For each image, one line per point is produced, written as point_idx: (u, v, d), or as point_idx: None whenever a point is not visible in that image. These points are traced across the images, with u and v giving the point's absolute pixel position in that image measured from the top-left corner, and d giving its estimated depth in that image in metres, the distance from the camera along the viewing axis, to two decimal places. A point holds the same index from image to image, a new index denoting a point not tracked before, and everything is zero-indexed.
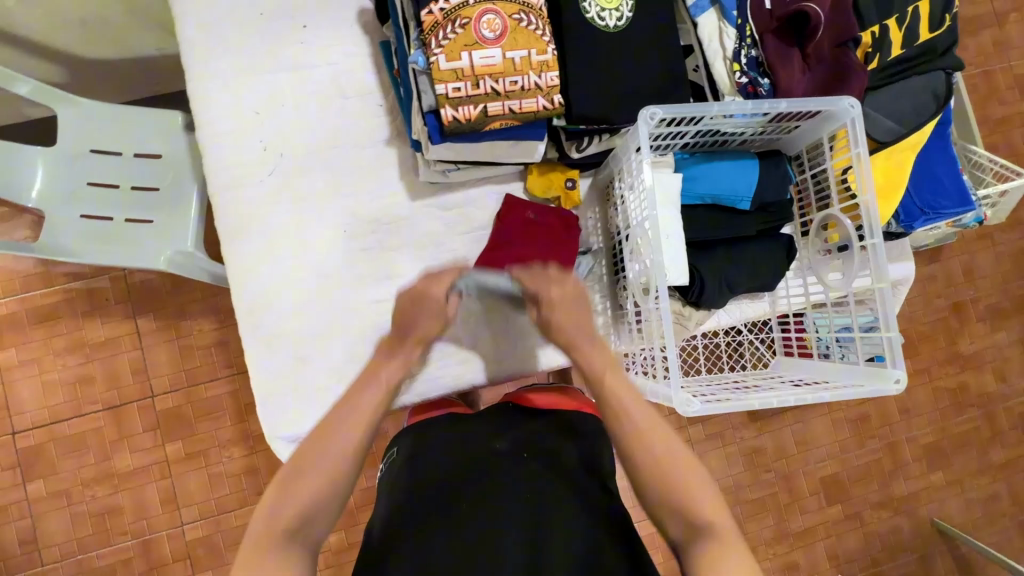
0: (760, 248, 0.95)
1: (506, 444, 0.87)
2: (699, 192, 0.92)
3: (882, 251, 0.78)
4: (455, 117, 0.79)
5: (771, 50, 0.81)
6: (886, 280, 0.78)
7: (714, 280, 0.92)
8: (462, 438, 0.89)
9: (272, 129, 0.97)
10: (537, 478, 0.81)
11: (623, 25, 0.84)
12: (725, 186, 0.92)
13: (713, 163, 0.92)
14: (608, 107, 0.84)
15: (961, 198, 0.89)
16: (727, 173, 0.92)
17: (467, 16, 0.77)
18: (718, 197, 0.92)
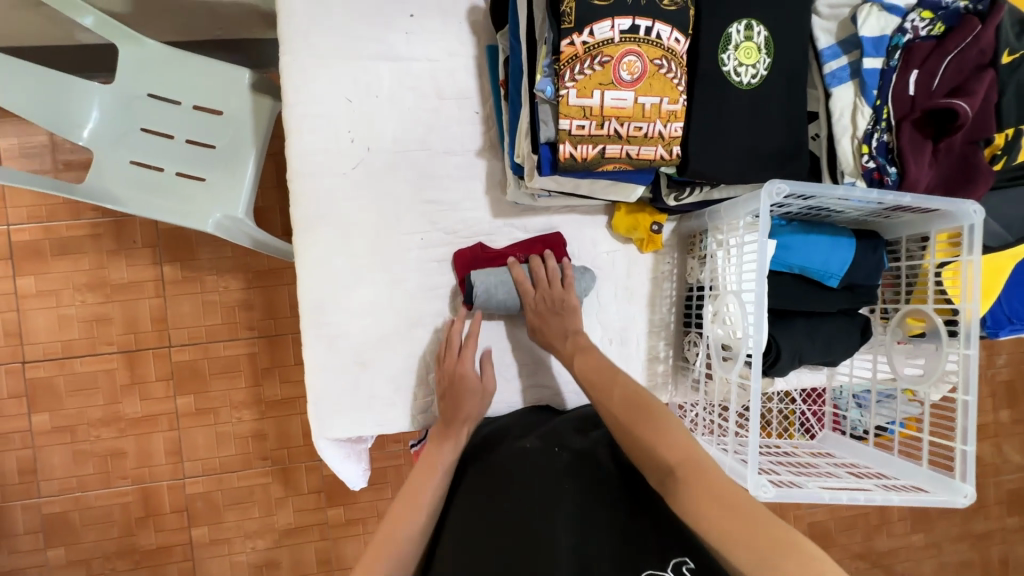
0: (838, 325, 0.93)
1: (534, 441, 0.85)
2: (789, 261, 0.90)
3: (975, 364, 0.78)
4: (572, 154, 0.76)
5: (905, 138, 0.78)
6: (973, 396, 0.78)
7: (792, 351, 0.90)
8: (495, 446, 0.88)
9: (363, 119, 0.93)
10: (570, 470, 0.79)
11: (756, 83, 0.80)
12: (817, 260, 0.90)
13: (810, 236, 0.90)
14: (724, 167, 0.81)
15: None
16: (821, 248, 0.90)
17: (610, 55, 0.71)
18: (808, 270, 0.91)
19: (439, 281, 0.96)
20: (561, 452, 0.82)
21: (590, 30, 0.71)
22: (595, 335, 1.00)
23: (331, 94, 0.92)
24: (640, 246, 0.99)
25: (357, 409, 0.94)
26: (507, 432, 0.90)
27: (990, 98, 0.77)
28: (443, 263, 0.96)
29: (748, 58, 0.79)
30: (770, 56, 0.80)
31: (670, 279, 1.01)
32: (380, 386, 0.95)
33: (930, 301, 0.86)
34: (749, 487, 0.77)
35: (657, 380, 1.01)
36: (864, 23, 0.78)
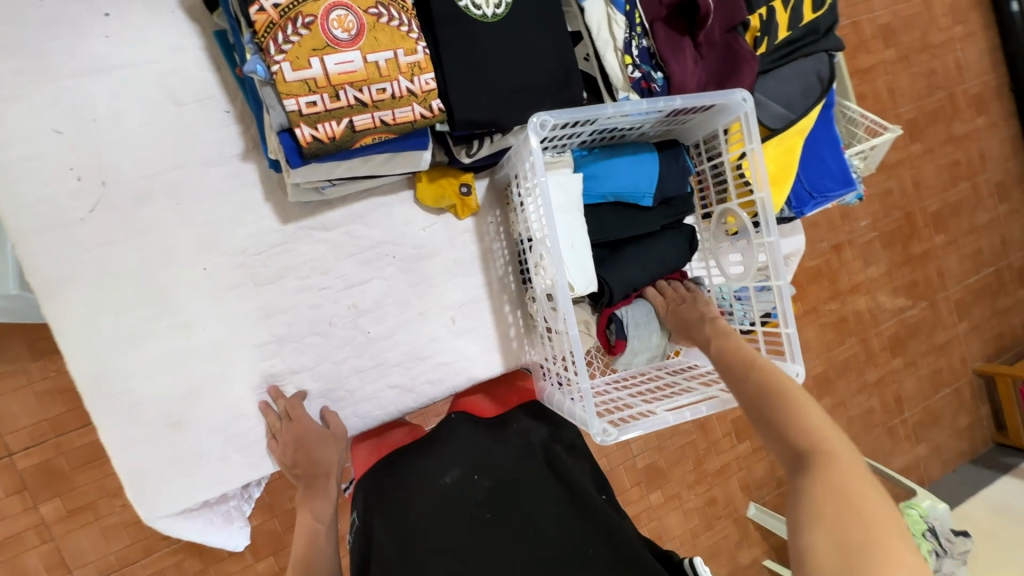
0: (666, 241, 0.91)
1: (453, 473, 0.77)
2: (601, 191, 0.87)
3: (778, 247, 0.80)
4: (315, 136, 0.66)
5: (662, 39, 0.76)
6: (785, 279, 0.80)
7: (622, 279, 0.89)
8: (400, 471, 0.79)
9: (84, 150, 0.78)
10: (494, 497, 0.75)
11: (502, 13, 0.73)
12: (626, 183, 0.87)
13: (613, 160, 0.87)
14: (494, 110, 0.74)
15: (845, 178, 0.91)
16: (627, 169, 0.87)
17: (311, 14, 0.62)
18: (619, 194, 0.88)
19: (241, 310, 0.85)
20: (482, 481, 0.76)
21: None
22: (434, 318, 0.93)
23: (31, 127, 0.75)
24: (455, 213, 0.92)
25: (186, 477, 0.83)
26: (423, 463, 0.79)
27: None
28: (239, 290, 0.85)
29: None
30: None
31: (499, 238, 0.96)
32: (207, 444, 0.83)
33: (734, 197, 0.87)
34: (592, 432, 0.75)
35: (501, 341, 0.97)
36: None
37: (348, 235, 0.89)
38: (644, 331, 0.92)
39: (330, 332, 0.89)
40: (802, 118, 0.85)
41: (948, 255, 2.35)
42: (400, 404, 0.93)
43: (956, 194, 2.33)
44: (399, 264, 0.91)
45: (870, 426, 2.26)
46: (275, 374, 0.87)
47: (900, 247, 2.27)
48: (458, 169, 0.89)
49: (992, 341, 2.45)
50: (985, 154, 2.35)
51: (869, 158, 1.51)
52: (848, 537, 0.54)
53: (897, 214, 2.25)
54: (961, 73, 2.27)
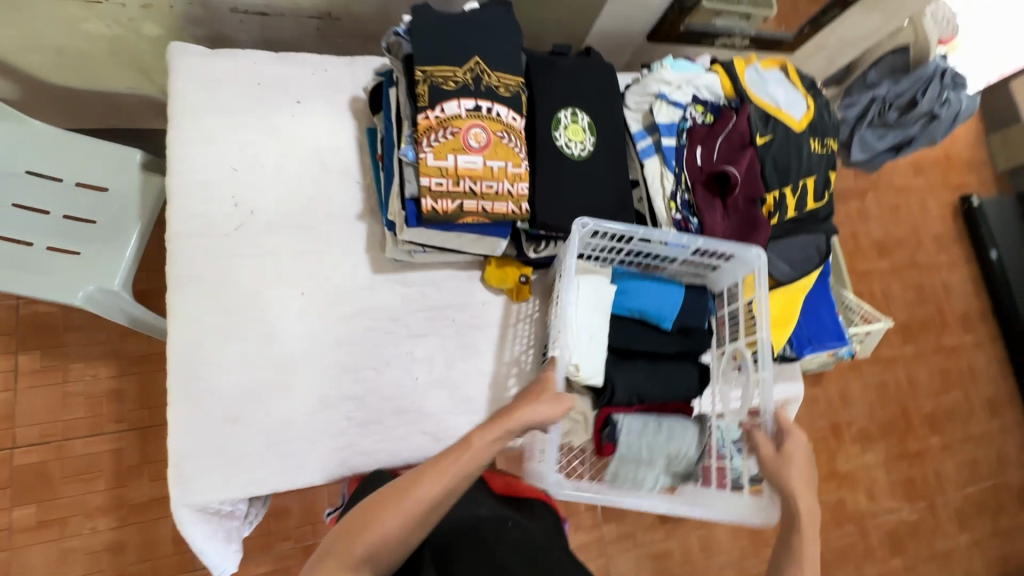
0: (680, 366, 1.06)
1: (488, 509, 0.81)
2: (628, 305, 1.06)
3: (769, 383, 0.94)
4: (433, 207, 0.88)
5: (700, 195, 0.99)
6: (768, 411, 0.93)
7: (629, 383, 1.02)
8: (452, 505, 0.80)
9: (247, 185, 1.00)
10: (524, 545, 0.76)
11: (585, 155, 0.99)
12: (653, 305, 1.05)
13: (645, 285, 1.06)
14: (566, 219, 0.97)
15: (838, 332, 1.09)
16: (655, 294, 1.06)
17: (458, 126, 0.87)
18: (645, 314, 1.06)
19: (317, 332, 0.99)
20: (514, 529, 0.78)
21: (440, 106, 0.86)
22: (473, 380, 1.05)
23: (218, 162, 1.00)
24: (509, 296, 1.10)
25: (223, 472, 0.90)
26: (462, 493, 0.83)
27: (755, 166, 1.01)
28: (321, 317, 1.00)
29: (575, 136, 0.98)
30: (593, 134, 1.00)
31: (538, 326, 1.12)
32: (251, 445, 0.92)
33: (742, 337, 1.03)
34: (546, 483, 0.91)
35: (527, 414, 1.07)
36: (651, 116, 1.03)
37: (421, 293, 1.06)
38: (635, 441, 1.00)
39: (384, 370, 1.01)
40: (803, 276, 1.07)
41: (944, 458, 2.40)
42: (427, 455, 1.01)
43: (949, 400, 2.46)
44: (456, 326, 1.07)
45: None
46: (328, 394, 0.97)
47: (896, 440, 2.35)
48: (522, 263, 1.08)
49: (998, 564, 2.36)
50: (974, 368, 2.53)
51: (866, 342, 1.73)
52: None
53: (893, 407, 2.38)
54: (948, 293, 2.56)
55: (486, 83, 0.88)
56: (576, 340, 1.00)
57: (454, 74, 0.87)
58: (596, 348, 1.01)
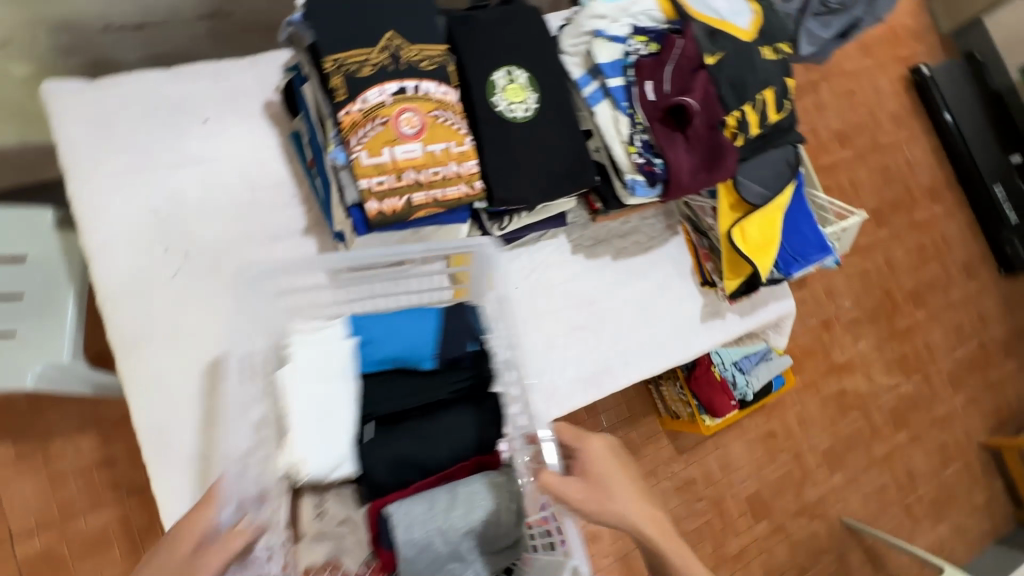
0: (450, 415, 0.84)
1: None
2: (379, 355, 0.87)
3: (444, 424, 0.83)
4: (380, 210, 0.80)
5: (659, 133, 0.92)
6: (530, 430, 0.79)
7: (388, 457, 0.80)
8: None
9: (171, 226, 0.91)
10: None
11: (530, 115, 0.91)
12: (398, 347, 0.86)
13: (392, 322, 0.88)
14: (524, 190, 0.90)
15: (821, 244, 1.07)
16: (399, 330, 0.87)
17: (386, 115, 0.77)
18: (396, 360, 0.87)
19: None
20: None
21: (361, 96, 0.76)
22: None
23: (131, 207, 0.89)
24: None
25: None
26: None
27: (709, 89, 0.95)
28: None
29: (515, 97, 0.90)
30: (534, 91, 0.92)
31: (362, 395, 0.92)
32: None
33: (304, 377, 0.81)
34: None
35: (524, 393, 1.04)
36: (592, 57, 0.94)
37: None
38: (423, 533, 0.73)
39: None
40: (779, 195, 1.03)
41: (931, 329, 2.48)
42: None
43: (928, 273, 2.52)
44: None
45: (887, 503, 2.25)
46: None
47: (884, 323, 2.41)
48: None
49: (993, 414, 2.49)
50: (947, 237, 2.58)
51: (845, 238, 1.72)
52: None
53: (877, 292, 2.42)
54: (913, 169, 2.56)
55: (406, 59, 0.78)
56: (291, 426, 0.80)
57: (369, 56, 0.77)
58: (328, 436, 0.81)
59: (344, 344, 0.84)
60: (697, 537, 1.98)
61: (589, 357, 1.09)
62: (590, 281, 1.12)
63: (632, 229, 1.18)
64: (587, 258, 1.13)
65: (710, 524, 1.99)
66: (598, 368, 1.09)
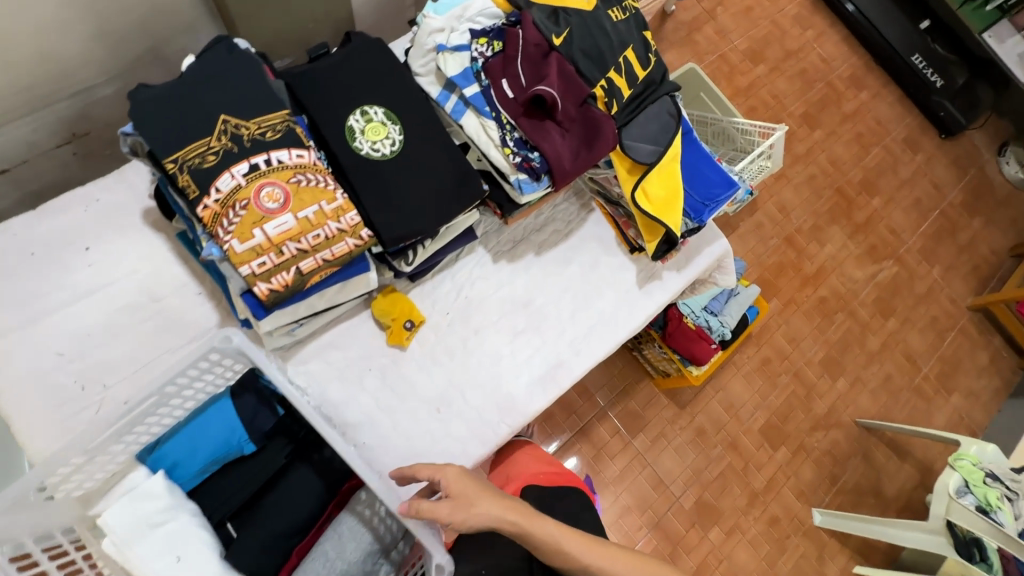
0: (291, 477, 0.82)
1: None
2: (193, 467, 0.79)
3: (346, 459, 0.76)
4: (271, 289, 0.79)
5: (528, 127, 0.91)
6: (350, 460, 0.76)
7: (259, 546, 0.78)
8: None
9: (83, 362, 0.89)
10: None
11: (398, 148, 0.90)
12: (212, 444, 0.79)
13: (182, 438, 0.79)
14: (415, 222, 0.90)
15: (727, 181, 1.06)
16: (198, 436, 0.79)
17: (245, 197, 0.76)
18: (217, 457, 0.79)
19: None
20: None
21: (214, 187, 0.75)
22: (420, 413, 1.00)
23: (36, 357, 0.88)
24: (390, 330, 1.02)
25: None
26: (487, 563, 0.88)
27: (566, 68, 0.94)
28: None
29: (377, 135, 0.89)
30: (396, 123, 0.91)
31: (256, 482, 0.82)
32: None
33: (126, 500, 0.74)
34: None
35: (483, 414, 1.03)
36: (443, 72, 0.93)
37: (327, 362, 0.99)
38: None
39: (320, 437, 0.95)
40: (669, 147, 1.03)
41: (890, 213, 2.49)
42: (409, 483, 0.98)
43: (873, 159, 2.53)
44: (377, 373, 1.01)
45: (895, 392, 2.27)
46: None
47: (844, 221, 2.42)
48: (413, 308, 1.03)
49: (973, 276, 2.51)
50: (881, 119, 2.59)
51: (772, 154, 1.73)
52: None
53: (829, 193, 2.43)
54: (829, 64, 2.57)
55: (248, 135, 0.77)
56: None
57: (209, 145, 0.75)
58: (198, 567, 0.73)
59: (154, 483, 0.75)
60: (724, 482, 1.98)
61: (541, 356, 1.09)
62: (519, 283, 1.12)
63: (547, 220, 1.17)
64: (510, 261, 1.12)
65: (732, 467, 1.99)
66: (552, 365, 1.09)
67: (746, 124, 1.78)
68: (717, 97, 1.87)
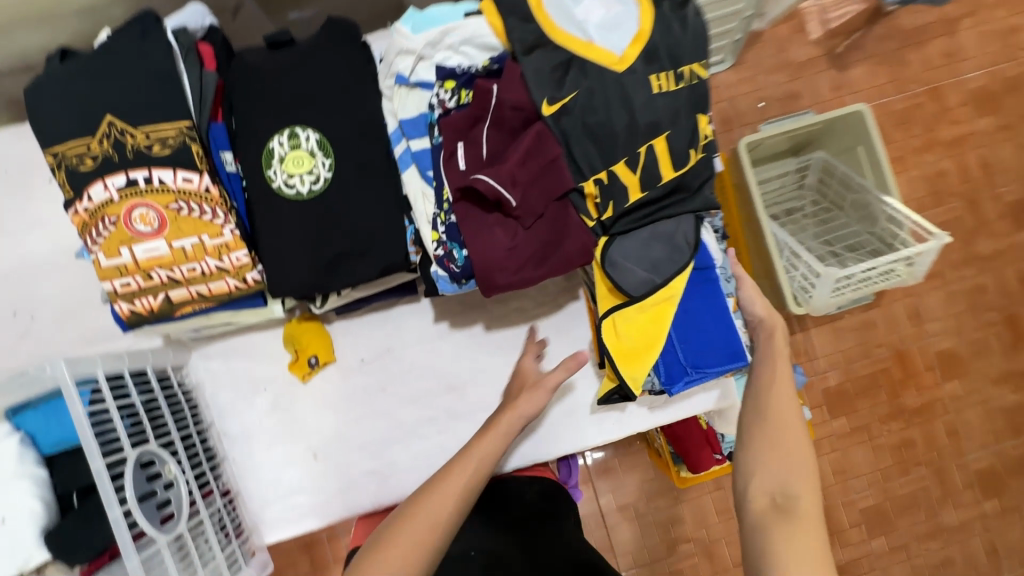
0: None
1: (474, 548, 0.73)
2: (50, 441, 0.83)
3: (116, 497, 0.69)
4: (133, 310, 0.74)
5: (467, 214, 0.70)
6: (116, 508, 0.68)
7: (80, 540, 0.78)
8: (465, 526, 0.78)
9: (21, 293, 0.95)
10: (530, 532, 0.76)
11: (319, 188, 0.75)
12: (68, 427, 0.82)
13: (46, 413, 0.82)
14: (312, 281, 0.77)
15: (730, 354, 0.78)
16: (58, 417, 0.82)
17: (114, 214, 0.69)
18: (70, 440, 0.83)
19: None
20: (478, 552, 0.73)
21: (86, 195, 0.68)
22: (296, 448, 0.95)
23: None
24: (291, 360, 0.95)
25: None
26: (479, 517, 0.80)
27: (549, 149, 0.69)
28: None
29: (298, 168, 0.74)
30: (327, 156, 0.75)
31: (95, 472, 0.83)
32: None
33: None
34: None
35: (356, 479, 0.95)
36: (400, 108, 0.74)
37: (227, 366, 0.96)
38: None
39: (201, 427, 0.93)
40: (665, 286, 0.76)
41: None
42: (256, 504, 0.95)
43: None
44: (270, 395, 0.96)
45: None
46: None
47: (1001, 355, 1.44)
48: (324, 346, 0.94)
49: None
50: None
51: (913, 264, 1.02)
52: (780, 505, 0.56)
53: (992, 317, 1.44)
54: None
55: (132, 146, 0.68)
56: None
57: (90, 147, 0.67)
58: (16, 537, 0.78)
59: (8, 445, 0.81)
60: None
61: (441, 442, 0.96)
62: (452, 355, 0.97)
63: (514, 293, 0.97)
64: (451, 326, 0.97)
65: None
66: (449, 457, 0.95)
67: (898, 211, 1.08)
68: (876, 158, 1.15)
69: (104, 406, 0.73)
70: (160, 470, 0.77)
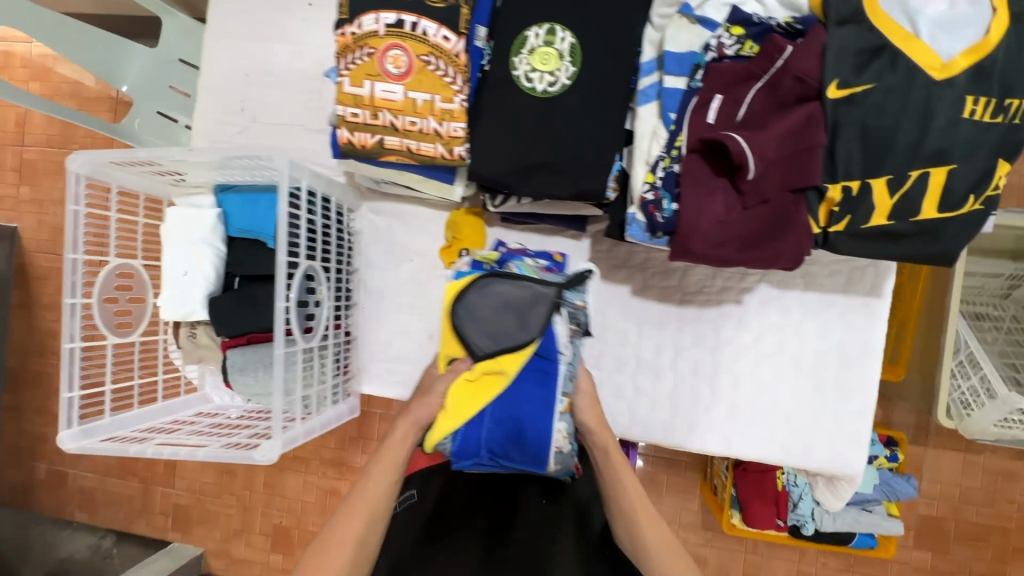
0: None
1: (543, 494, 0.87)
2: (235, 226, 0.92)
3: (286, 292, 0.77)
4: (350, 140, 0.78)
5: (693, 169, 0.67)
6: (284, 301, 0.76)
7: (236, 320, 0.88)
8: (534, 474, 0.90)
9: (250, 92, 1.03)
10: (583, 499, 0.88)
11: (554, 91, 0.74)
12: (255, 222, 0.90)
13: (243, 201, 0.90)
14: (508, 176, 0.76)
15: (534, 458, 0.76)
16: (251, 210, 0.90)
17: (374, 46, 0.74)
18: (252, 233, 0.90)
19: None
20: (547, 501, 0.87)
21: (359, 21, 0.74)
22: (415, 324, 1.01)
23: (238, 71, 1.03)
24: (446, 244, 0.98)
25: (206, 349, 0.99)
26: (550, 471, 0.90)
27: (815, 135, 0.62)
28: None
29: (544, 64, 0.73)
30: (574, 62, 0.73)
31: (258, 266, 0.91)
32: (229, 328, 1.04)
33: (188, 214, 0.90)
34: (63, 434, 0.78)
35: None
36: (671, 38, 0.70)
37: (389, 225, 1.01)
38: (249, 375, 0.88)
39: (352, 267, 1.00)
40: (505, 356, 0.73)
41: None
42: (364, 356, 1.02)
43: None
44: (415, 266, 1.01)
45: None
46: None
47: None
48: (479, 243, 0.96)
49: None
50: None
51: None
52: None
53: None
54: None
55: None
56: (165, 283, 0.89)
57: None
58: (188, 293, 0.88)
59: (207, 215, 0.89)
60: None
61: None
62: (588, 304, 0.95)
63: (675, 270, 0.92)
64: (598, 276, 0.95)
65: None
66: None
67: None
68: None
69: (298, 212, 0.80)
70: (316, 288, 0.85)
